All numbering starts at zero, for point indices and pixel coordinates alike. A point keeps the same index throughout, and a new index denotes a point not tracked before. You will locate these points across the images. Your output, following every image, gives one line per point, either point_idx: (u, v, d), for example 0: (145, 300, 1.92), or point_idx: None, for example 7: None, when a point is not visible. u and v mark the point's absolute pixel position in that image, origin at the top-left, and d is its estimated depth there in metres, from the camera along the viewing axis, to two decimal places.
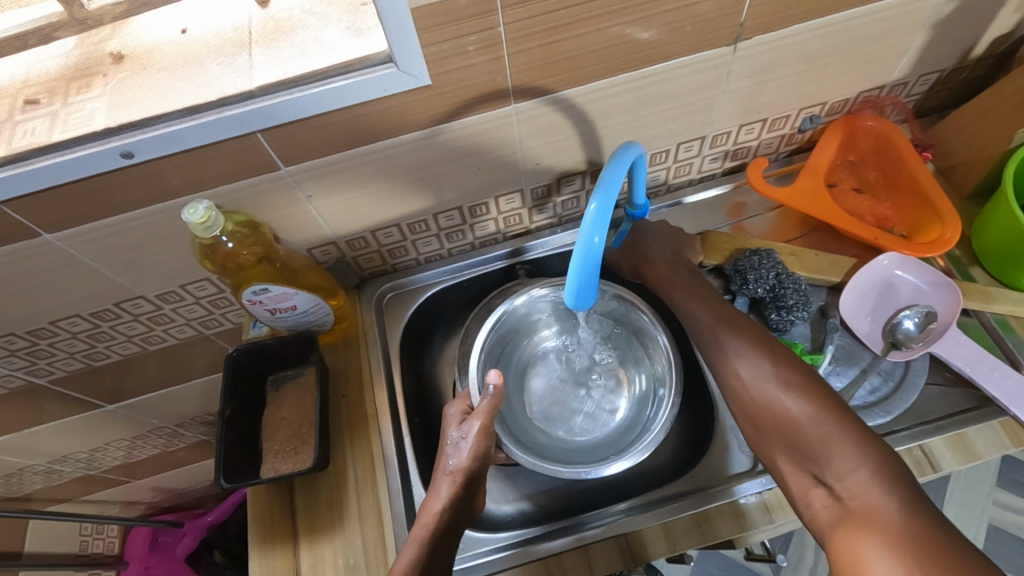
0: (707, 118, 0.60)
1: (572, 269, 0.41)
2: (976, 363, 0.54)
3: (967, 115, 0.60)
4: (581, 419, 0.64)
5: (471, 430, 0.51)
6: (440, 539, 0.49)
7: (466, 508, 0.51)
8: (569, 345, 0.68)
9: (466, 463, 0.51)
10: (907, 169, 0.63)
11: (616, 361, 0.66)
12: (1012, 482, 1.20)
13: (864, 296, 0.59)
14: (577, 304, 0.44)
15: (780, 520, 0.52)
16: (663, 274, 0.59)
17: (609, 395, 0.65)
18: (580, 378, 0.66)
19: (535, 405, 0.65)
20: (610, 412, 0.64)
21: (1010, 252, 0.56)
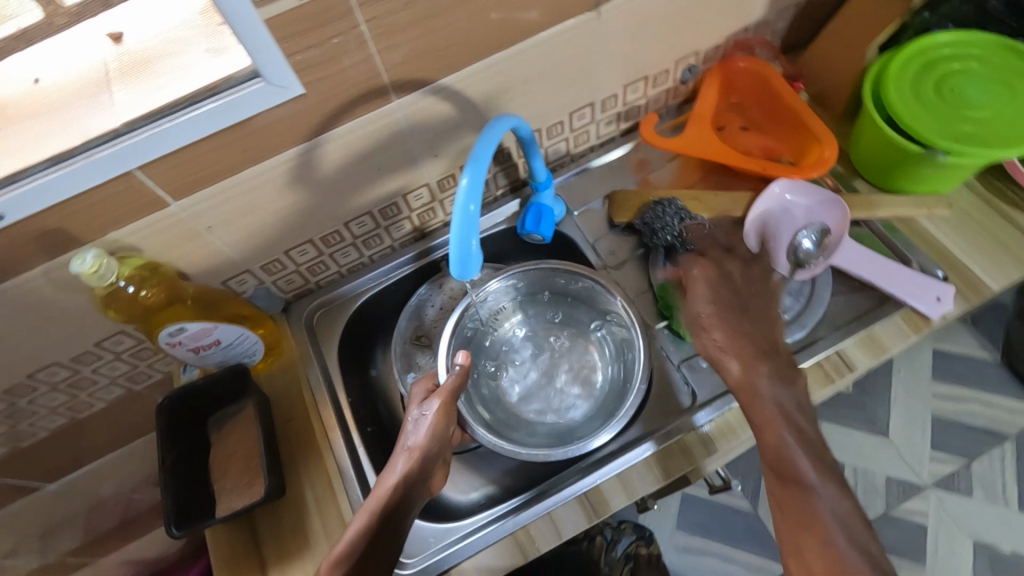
0: (592, 83, 0.62)
1: (453, 235, 0.43)
2: (872, 267, 0.59)
3: (826, 44, 0.65)
4: (554, 400, 0.65)
5: (431, 408, 0.52)
6: (388, 513, 0.49)
7: (419, 488, 0.51)
8: (535, 328, 0.69)
9: (423, 442, 0.51)
10: (782, 101, 0.67)
11: (580, 336, 0.68)
12: (946, 374, 1.31)
13: (765, 225, 0.62)
14: (463, 274, 0.45)
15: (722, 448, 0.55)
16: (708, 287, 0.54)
17: (580, 370, 0.66)
18: (550, 358, 0.67)
19: (510, 393, 0.66)
20: (584, 387, 0.65)
21: (884, 162, 0.60)
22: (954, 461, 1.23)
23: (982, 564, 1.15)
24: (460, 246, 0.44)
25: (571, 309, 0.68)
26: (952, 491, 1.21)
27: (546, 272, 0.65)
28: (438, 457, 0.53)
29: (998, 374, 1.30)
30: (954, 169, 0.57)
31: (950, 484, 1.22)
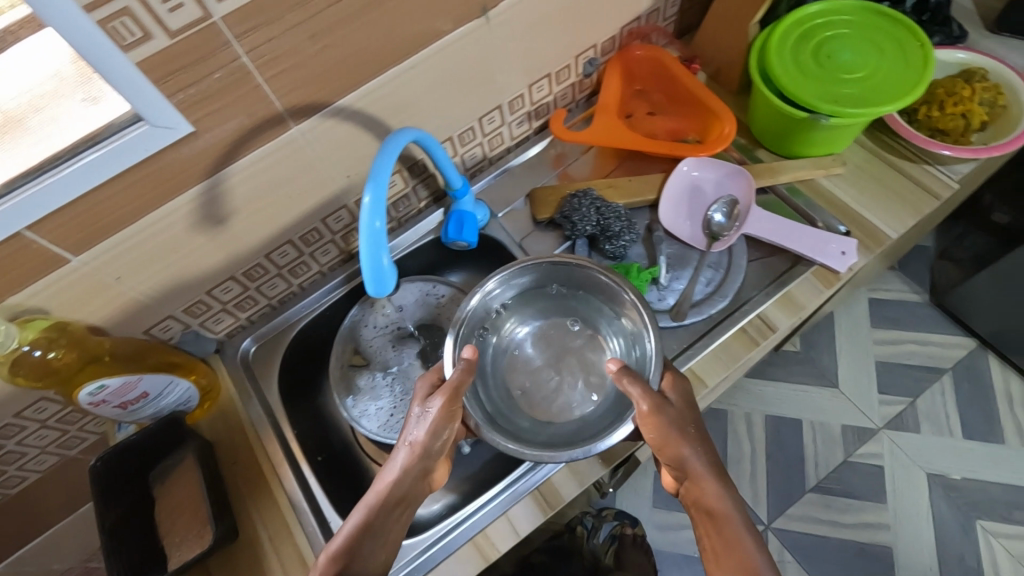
0: (495, 87, 0.63)
1: (362, 256, 0.44)
2: (781, 230, 0.62)
3: (714, 25, 0.68)
4: (560, 404, 0.60)
5: (433, 405, 0.50)
6: (381, 509, 0.47)
7: (418, 482, 0.50)
8: (537, 330, 0.64)
9: (424, 437, 0.50)
10: (681, 83, 0.69)
11: (587, 336, 0.63)
12: (882, 319, 1.38)
13: (678, 204, 0.64)
14: (379, 292, 0.46)
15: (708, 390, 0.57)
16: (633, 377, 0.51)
17: (588, 370, 0.62)
18: (558, 359, 0.63)
19: (514, 399, 0.60)
20: (593, 391, 0.60)
21: (779, 130, 0.64)
22: (899, 400, 1.30)
23: (938, 493, 1.22)
24: (374, 265, 0.45)
25: (576, 306, 0.64)
26: (903, 429, 1.28)
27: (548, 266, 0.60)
28: (439, 453, 0.51)
29: (929, 312, 1.38)
30: (840, 129, 0.61)
31: (900, 423, 1.28)
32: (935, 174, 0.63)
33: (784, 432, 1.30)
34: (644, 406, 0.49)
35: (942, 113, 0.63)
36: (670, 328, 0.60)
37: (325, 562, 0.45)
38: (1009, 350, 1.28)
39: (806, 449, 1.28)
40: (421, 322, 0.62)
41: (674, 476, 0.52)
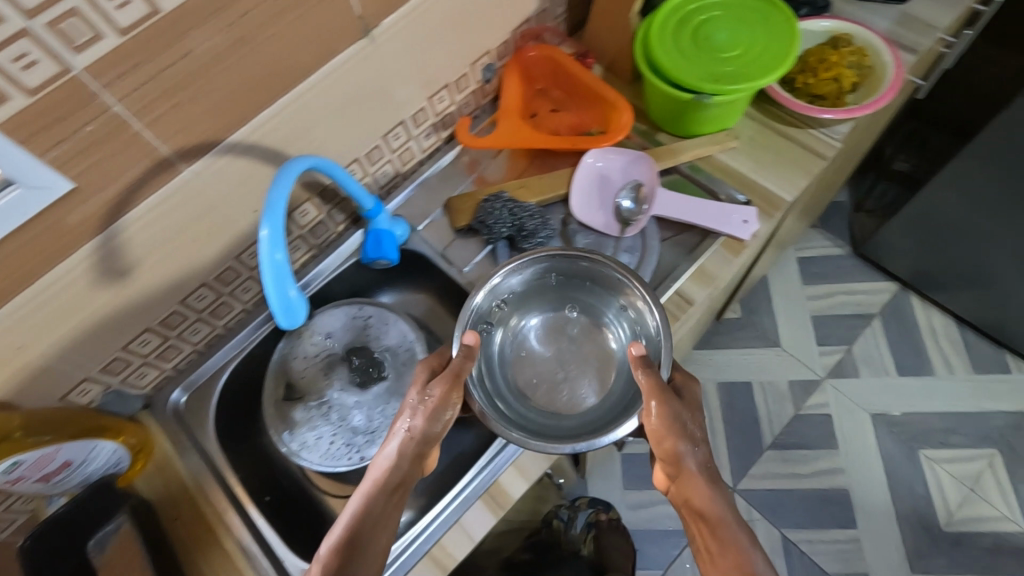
0: (394, 104, 0.64)
1: (266, 292, 0.44)
2: (687, 208, 0.65)
3: (599, 19, 0.70)
4: (565, 395, 0.61)
5: (431, 392, 0.52)
6: (378, 496, 0.49)
7: (414, 468, 0.51)
8: (540, 322, 0.65)
9: (421, 425, 0.51)
10: (577, 78, 0.72)
11: (588, 325, 0.65)
12: (812, 275, 1.45)
13: (588, 195, 0.66)
14: (289, 324, 0.47)
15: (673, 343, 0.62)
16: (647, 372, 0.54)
17: (590, 359, 0.63)
18: (560, 348, 0.64)
19: (521, 393, 0.61)
20: (596, 380, 0.62)
21: (672, 113, 0.66)
22: (836, 350, 1.37)
23: (882, 431, 1.29)
24: (280, 298, 0.46)
25: (576, 297, 0.65)
26: (844, 376, 1.35)
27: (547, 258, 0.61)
28: (438, 438, 0.52)
29: (853, 263, 1.46)
30: (726, 106, 0.64)
31: (841, 370, 1.35)
32: (819, 136, 0.67)
33: (736, 396, 1.35)
34: (653, 395, 0.52)
35: (817, 79, 0.67)
36: None
37: (328, 554, 0.46)
38: (927, 287, 1.37)
39: (759, 409, 1.33)
40: (351, 344, 0.61)
41: (666, 474, 0.53)
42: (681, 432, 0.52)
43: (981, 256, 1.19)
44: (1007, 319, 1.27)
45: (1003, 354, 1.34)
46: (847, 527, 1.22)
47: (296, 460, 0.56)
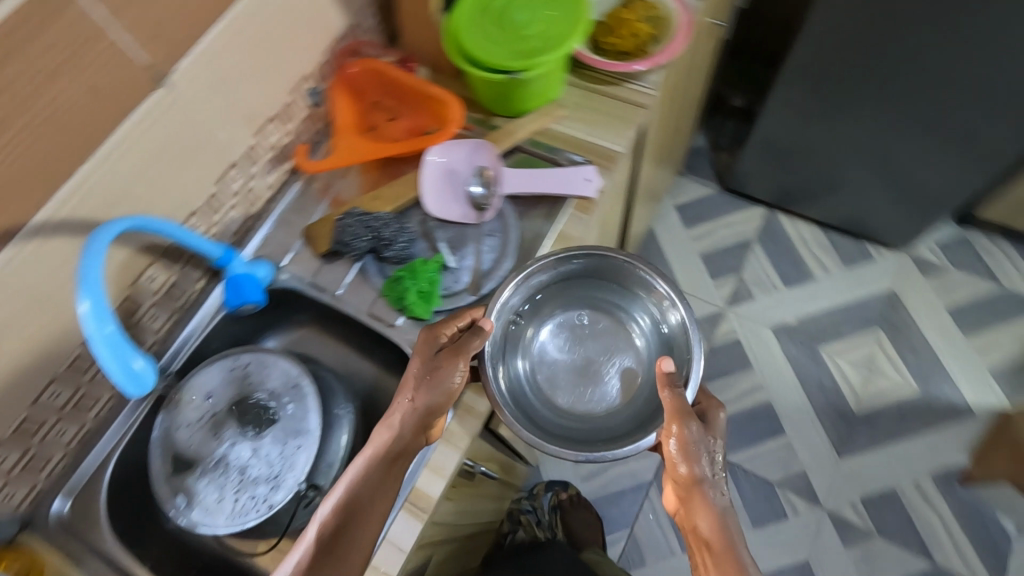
0: (219, 146, 0.62)
1: (106, 366, 0.46)
2: (534, 180, 0.67)
3: (408, 24, 0.72)
4: (590, 395, 0.68)
5: (439, 366, 0.54)
6: (379, 465, 0.52)
7: (418, 436, 0.54)
8: (560, 328, 0.71)
9: (425, 398, 0.54)
10: (402, 83, 0.72)
11: (604, 323, 0.71)
12: (692, 218, 1.56)
13: (439, 190, 0.68)
14: (140, 391, 0.48)
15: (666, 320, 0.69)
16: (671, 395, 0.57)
17: (609, 357, 0.70)
18: (587, 349, 0.70)
19: (552, 399, 0.68)
20: (616, 377, 0.69)
21: (498, 96, 0.69)
22: (728, 279, 1.48)
23: (785, 340, 1.41)
24: (125, 370, 0.47)
25: (588, 301, 0.71)
26: (741, 302, 1.45)
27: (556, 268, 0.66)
28: (441, 408, 0.54)
29: (725, 197, 1.58)
30: (544, 79, 0.68)
31: (738, 297, 1.46)
32: (637, 88, 0.72)
33: None
34: (672, 416, 0.56)
35: (619, 39, 0.72)
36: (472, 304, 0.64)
37: (330, 511, 0.50)
38: (789, 203, 1.51)
39: None
40: (234, 399, 0.59)
41: (678, 497, 0.56)
42: (696, 458, 0.55)
43: (824, 162, 1.33)
44: (859, 212, 1.42)
45: (865, 245, 1.50)
46: (779, 436, 1.32)
47: (199, 530, 0.53)
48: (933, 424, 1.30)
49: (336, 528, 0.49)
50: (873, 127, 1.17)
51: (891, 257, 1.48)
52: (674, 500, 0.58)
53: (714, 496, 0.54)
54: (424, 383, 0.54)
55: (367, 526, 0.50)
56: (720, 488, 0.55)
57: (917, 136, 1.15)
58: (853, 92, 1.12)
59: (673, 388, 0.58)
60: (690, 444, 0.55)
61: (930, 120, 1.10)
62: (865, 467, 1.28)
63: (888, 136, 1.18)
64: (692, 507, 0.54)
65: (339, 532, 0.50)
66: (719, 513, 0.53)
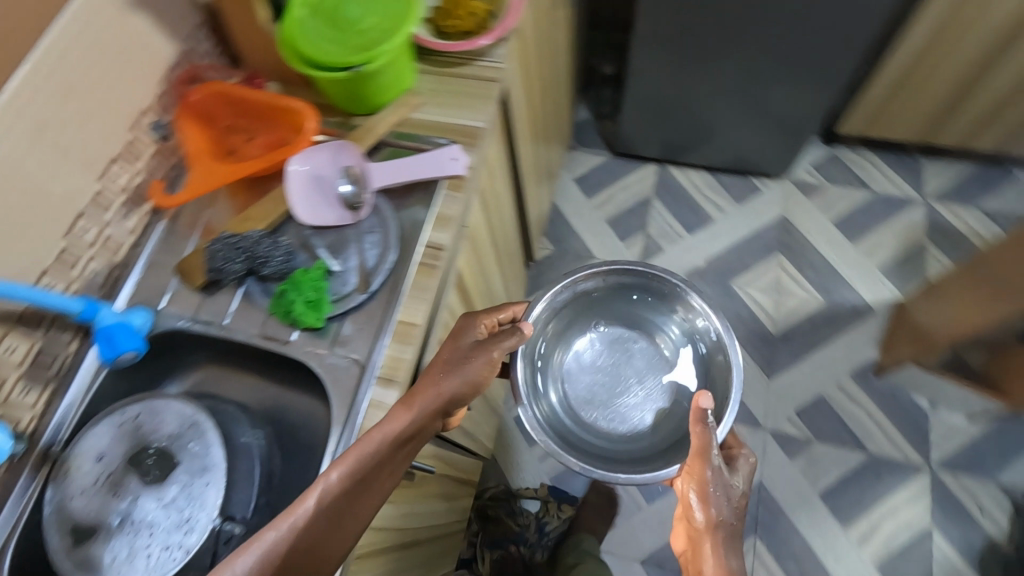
0: (58, 195, 0.59)
1: None
2: (402, 169, 0.68)
3: (243, 40, 0.71)
4: (622, 411, 0.95)
5: (475, 362, 0.60)
6: (393, 446, 0.52)
7: (433, 423, 0.56)
8: (603, 350, 0.98)
9: (458, 387, 0.58)
10: (249, 100, 0.71)
11: (651, 349, 0.98)
12: (592, 187, 1.62)
13: (310, 198, 0.67)
14: None
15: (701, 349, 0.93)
16: (700, 440, 0.71)
17: (643, 379, 0.96)
18: (622, 357, 0.98)
19: (584, 408, 0.95)
20: (644, 400, 0.95)
21: (349, 95, 0.69)
22: (636, 237, 1.55)
23: (698, 282, 1.49)
24: None
25: (631, 332, 0.99)
26: (652, 257, 1.53)
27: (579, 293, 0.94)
28: (463, 400, 0.59)
29: (618, 162, 1.65)
30: (391, 70, 0.68)
31: (649, 253, 1.53)
32: (486, 65, 0.74)
33: None
34: (700, 457, 0.71)
35: (459, 21, 0.74)
36: (364, 301, 0.63)
37: (340, 476, 0.49)
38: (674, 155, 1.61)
39: None
40: (130, 455, 0.55)
41: (688, 537, 0.69)
42: (712, 502, 0.69)
43: (697, 103, 1.44)
44: (737, 149, 1.53)
45: (751, 180, 1.60)
46: None
47: None
48: (844, 327, 1.40)
49: (339, 501, 0.49)
50: (722, 53, 1.29)
51: (775, 187, 1.58)
52: (685, 542, 0.70)
53: (724, 536, 0.67)
54: (462, 368, 0.59)
55: (368, 499, 0.50)
56: (727, 531, 0.67)
57: (760, 56, 1.27)
58: (696, 24, 1.23)
59: (708, 436, 0.72)
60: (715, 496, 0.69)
61: (765, 37, 1.23)
62: (794, 380, 1.36)
63: (737, 60, 1.30)
64: (702, 547, 0.66)
65: (343, 499, 0.49)
66: (726, 553, 0.65)
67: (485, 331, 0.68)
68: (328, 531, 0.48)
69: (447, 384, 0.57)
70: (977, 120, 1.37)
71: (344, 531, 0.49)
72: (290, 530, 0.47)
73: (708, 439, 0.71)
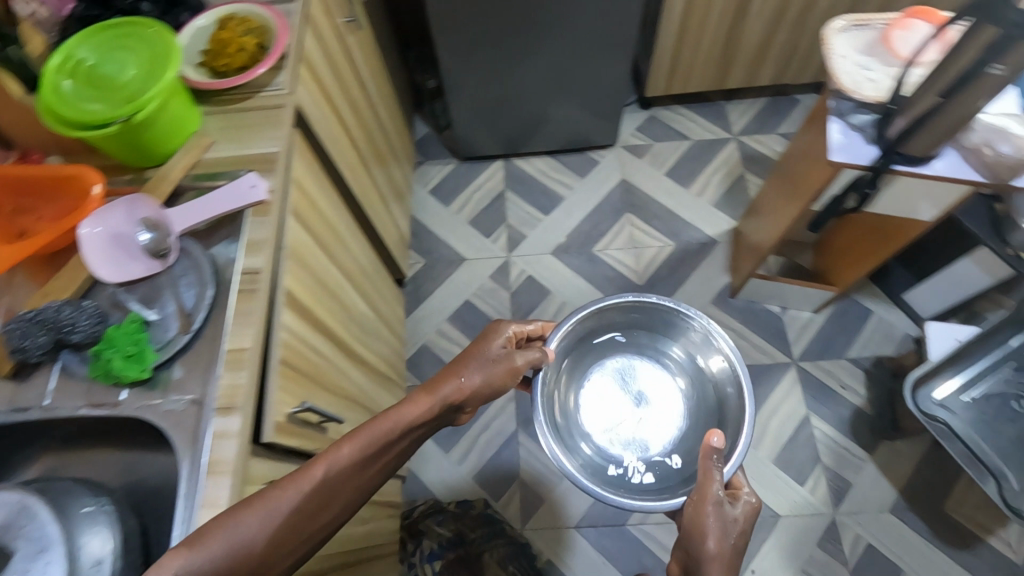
0: None
1: None
2: (204, 207, 0.69)
3: (7, 122, 0.70)
4: (628, 443, 0.94)
5: (496, 359, 0.77)
6: (400, 428, 0.66)
7: (446, 412, 0.74)
8: (610, 379, 0.98)
9: (475, 380, 0.75)
10: (23, 177, 0.69)
11: (657, 376, 0.98)
12: (449, 194, 1.70)
13: (112, 257, 0.66)
14: None
15: (708, 375, 0.95)
16: (703, 477, 0.75)
17: (652, 409, 0.96)
18: (641, 384, 0.98)
19: (595, 437, 0.94)
20: (651, 433, 0.95)
21: (132, 147, 0.69)
22: (499, 231, 1.63)
23: (565, 257, 1.58)
24: None
25: (636, 356, 0.99)
26: (518, 244, 1.61)
27: (587, 320, 0.94)
28: (477, 396, 0.76)
29: (467, 166, 1.74)
30: (169, 115, 0.69)
31: (514, 242, 1.61)
32: (269, 94, 0.77)
33: (468, 317, 1.53)
34: (703, 495, 0.73)
35: (231, 58, 0.76)
36: (190, 341, 0.63)
37: (349, 449, 0.61)
38: (514, 147, 1.71)
39: (488, 311, 1.53)
40: None
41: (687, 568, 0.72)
42: (710, 535, 0.70)
43: (518, 95, 1.55)
44: (567, 129, 1.66)
45: (588, 154, 1.74)
46: None
47: None
48: (697, 262, 1.55)
49: (338, 473, 0.60)
50: (521, 46, 1.39)
51: (610, 155, 1.72)
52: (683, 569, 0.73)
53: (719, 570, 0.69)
54: (481, 370, 0.75)
55: (367, 473, 0.64)
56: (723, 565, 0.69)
57: (554, 42, 1.39)
58: (488, 25, 1.33)
59: (711, 470, 0.74)
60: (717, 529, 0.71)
61: (551, 25, 1.35)
62: None
63: (535, 50, 1.41)
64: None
65: (347, 469, 0.61)
66: None
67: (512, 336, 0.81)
68: (328, 500, 0.59)
69: (467, 382, 0.74)
70: (751, 60, 1.57)
71: (338, 501, 0.60)
72: (301, 493, 0.57)
73: (711, 479, 0.74)
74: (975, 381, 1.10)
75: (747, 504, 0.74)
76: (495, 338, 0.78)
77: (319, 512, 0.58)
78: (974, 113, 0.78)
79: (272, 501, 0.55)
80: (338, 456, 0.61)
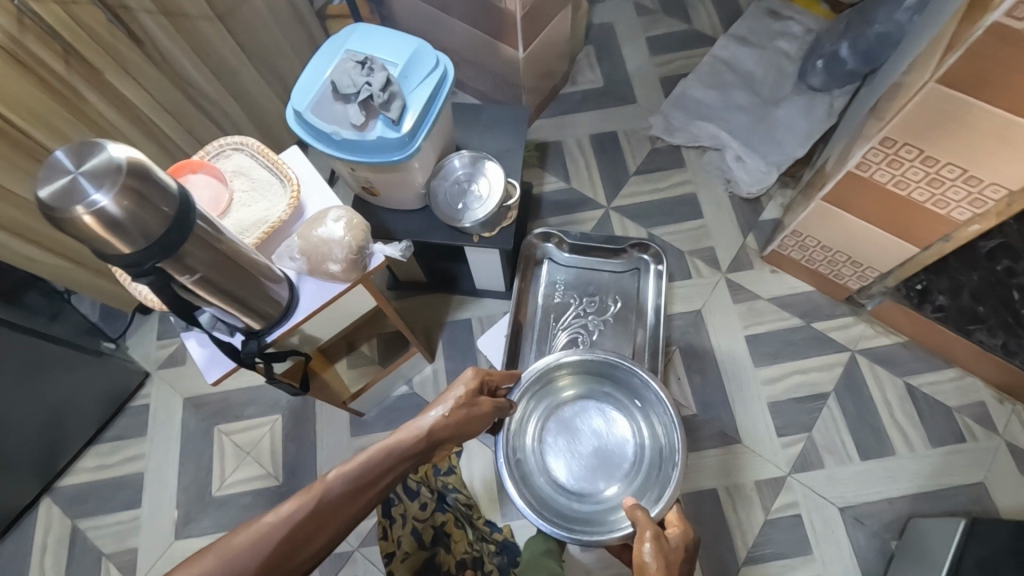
0: None
1: None
2: None
3: None
4: (598, 478, 1.14)
5: (454, 396, 0.93)
6: (387, 455, 0.77)
7: (432, 450, 0.87)
8: (569, 423, 1.18)
9: (444, 414, 0.89)
10: None
11: (604, 409, 1.18)
12: None
13: None
14: None
15: (644, 403, 1.15)
16: (643, 522, 0.89)
17: (606, 438, 1.17)
18: (593, 421, 1.18)
19: (564, 478, 1.14)
20: (618, 467, 1.14)
21: None
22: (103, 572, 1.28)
23: (191, 528, 1.31)
24: None
25: (586, 393, 1.19)
26: (135, 565, 1.29)
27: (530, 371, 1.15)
28: (454, 433, 0.91)
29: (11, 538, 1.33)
30: None
31: (128, 568, 1.29)
32: None
33: None
34: (649, 537, 0.86)
35: None
36: None
37: (340, 475, 0.71)
38: (44, 479, 1.33)
39: None
40: None
41: None
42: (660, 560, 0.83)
43: None
44: (82, 417, 1.33)
45: (134, 404, 1.43)
46: None
47: None
48: (311, 412, 1.40)
49: (333, 497, 0.69)
50: None
51: (155, 387, 1.45)
52: None
53: None
54: (452, 419, 0.90)
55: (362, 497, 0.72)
56: None
57: None
58: None
59: (645, 518, 0.89)
60: (663, 559, 0.84)
61: None
62: None
63: None
64: None
65: (333, 497, 0.69)
66: None
67: (490, 385, 1.01)
68: (327, 519, 0.68)
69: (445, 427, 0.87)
70: None
71: (336, 525, 0.68)
72: (295, 516, 0.65)
73: (649, 525, 0.88)
74: (543, 349, 1.16)
75: (680, 539, 0.91)
76: (456, 383, 0.96)
77: (317, 530, 0.66)
78: (245, 269, 0.69)
79: (264, 533, 0.63)
80: (331, 481, 0.70)
